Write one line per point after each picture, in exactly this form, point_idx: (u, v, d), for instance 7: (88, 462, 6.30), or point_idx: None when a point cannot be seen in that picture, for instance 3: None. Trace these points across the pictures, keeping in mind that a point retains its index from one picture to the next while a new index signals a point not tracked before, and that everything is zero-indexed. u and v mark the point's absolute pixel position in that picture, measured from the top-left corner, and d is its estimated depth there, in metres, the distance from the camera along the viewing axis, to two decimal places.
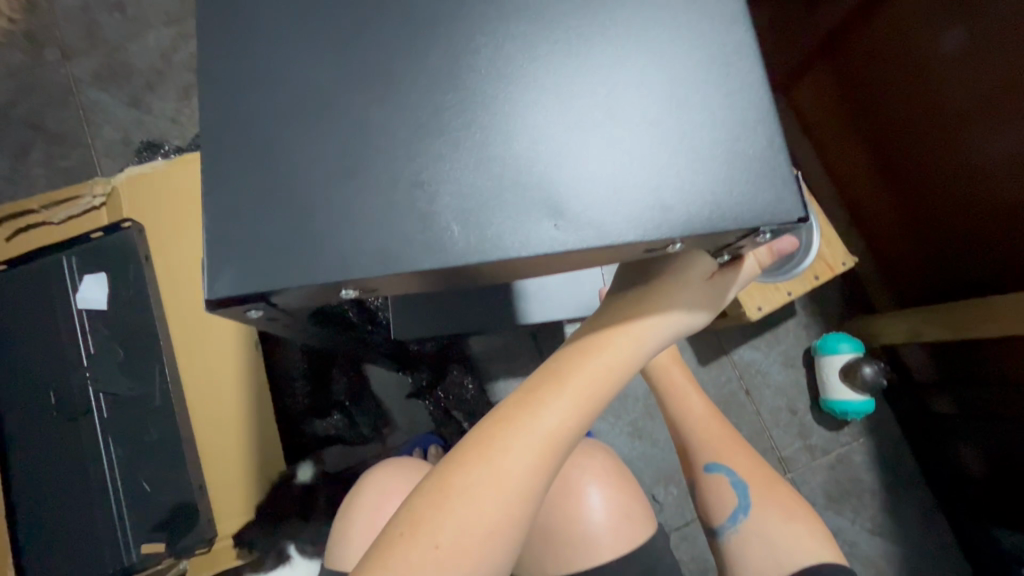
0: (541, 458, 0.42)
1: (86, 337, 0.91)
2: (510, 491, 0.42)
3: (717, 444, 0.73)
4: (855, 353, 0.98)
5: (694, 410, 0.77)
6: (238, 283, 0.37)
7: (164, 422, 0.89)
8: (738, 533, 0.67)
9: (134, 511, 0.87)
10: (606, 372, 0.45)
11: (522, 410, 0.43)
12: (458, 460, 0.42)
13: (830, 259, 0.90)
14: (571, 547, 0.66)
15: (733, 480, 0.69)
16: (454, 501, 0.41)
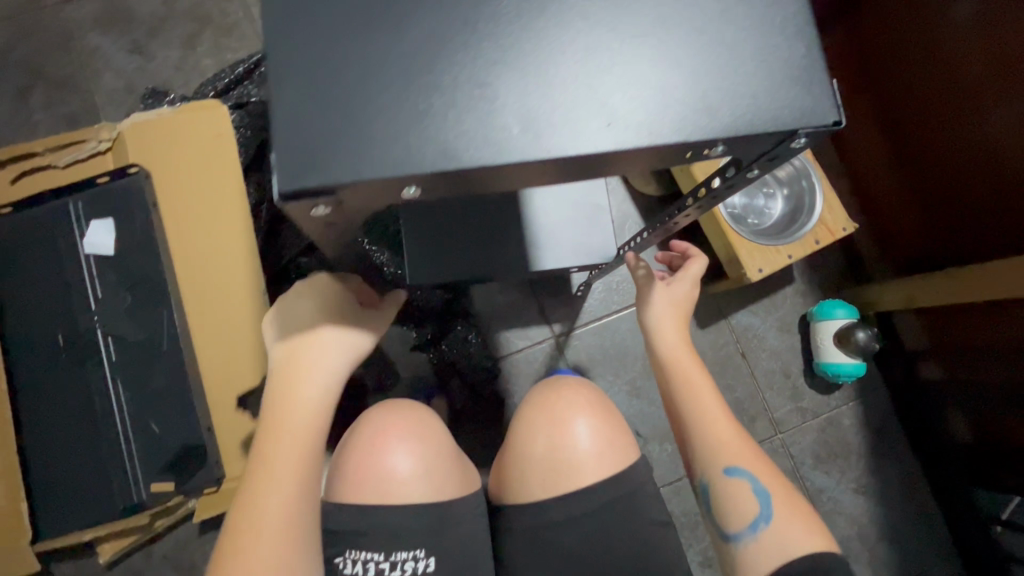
0: (270, 443, 0.54)
1: (94, 281, 0.92)
2: (293, 480, 0.54)
3: (736, 444, 0.62)
4: (850, 319, 1.01)
5: (707, 407, 0.65)
6: (302, 175, 0.34)
7: (173, 366, 0.91)
8: (757, 542, 0.58)
9: (143, 451, 0.89)
10: (329, 381, 0.55)
11: (283, 415, 0.54)
12: (266, 466, 0.53)
13: (831, 223, 0.91)
14: (556, 471, 0.64)
15: (756, 487, 0.60)
16: (273, 496, 0.53)
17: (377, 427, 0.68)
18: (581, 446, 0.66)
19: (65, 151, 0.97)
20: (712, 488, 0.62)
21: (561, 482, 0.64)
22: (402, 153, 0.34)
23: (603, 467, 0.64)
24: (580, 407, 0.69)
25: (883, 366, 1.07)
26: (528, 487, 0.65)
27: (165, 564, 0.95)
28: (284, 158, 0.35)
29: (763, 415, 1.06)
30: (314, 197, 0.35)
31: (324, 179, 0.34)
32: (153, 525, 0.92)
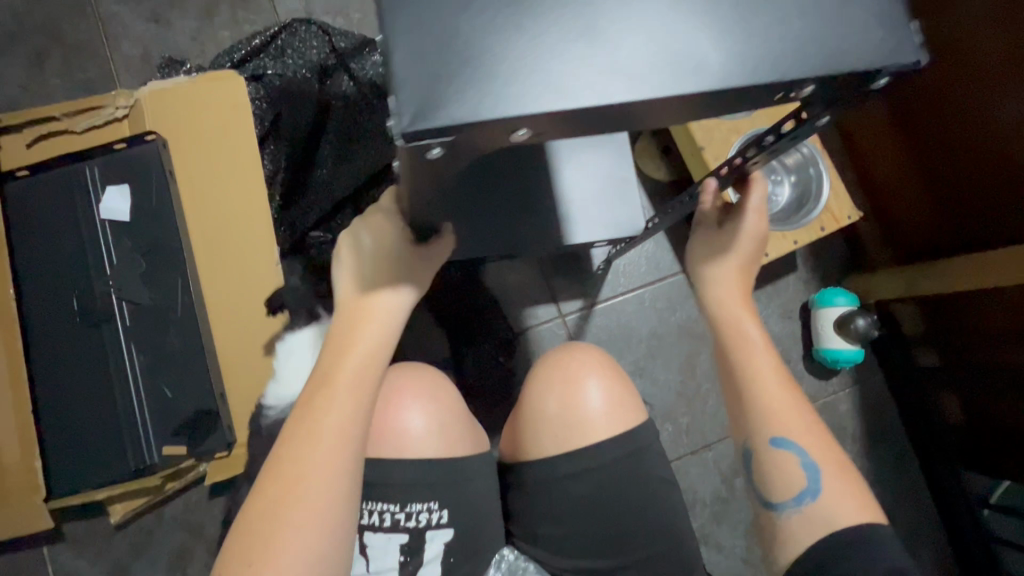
0: (325, 377, 0.51)
1: (110, 246, 0.93)
2: (339, 436, 0.50)
3: (785, 415, 0.58)
4: (850, 306, 1.03)
5: (763, 372, 0.60)
6: (428, 112, 0.35)
7: (187, 331, 0.92)
8: (800, 512, 0.56)
9: (155, 414, 0.90)
10: (381, 331, 0.52)
11: (338, 364, 0.51)
12: (319, 403, 0.50)
13: (836, 211, 0.94)
14: (569, 429, 0.66)
15: (805, 461, 0.57)
16: (326, 440, 0.49)
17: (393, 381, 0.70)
18: (592, 407, 0.67)
19: (81, 117, 0.98)
20: (757, 457, 0.59)
21: (577, 436, 0.66)
22: (523, 94, 0.35)
23: (615, 424, 0.66)
24: (590, 369, 0.70)
25: (880, 352, 1.10)
26: (541, 444, 0.67)
27: (174, 526, 0.97)
28: (400, 100, 0.35)
29: None
30: (432, 138, 0.36)
31: (444, 119, 0.35)
32: (163, 488, 0.94)
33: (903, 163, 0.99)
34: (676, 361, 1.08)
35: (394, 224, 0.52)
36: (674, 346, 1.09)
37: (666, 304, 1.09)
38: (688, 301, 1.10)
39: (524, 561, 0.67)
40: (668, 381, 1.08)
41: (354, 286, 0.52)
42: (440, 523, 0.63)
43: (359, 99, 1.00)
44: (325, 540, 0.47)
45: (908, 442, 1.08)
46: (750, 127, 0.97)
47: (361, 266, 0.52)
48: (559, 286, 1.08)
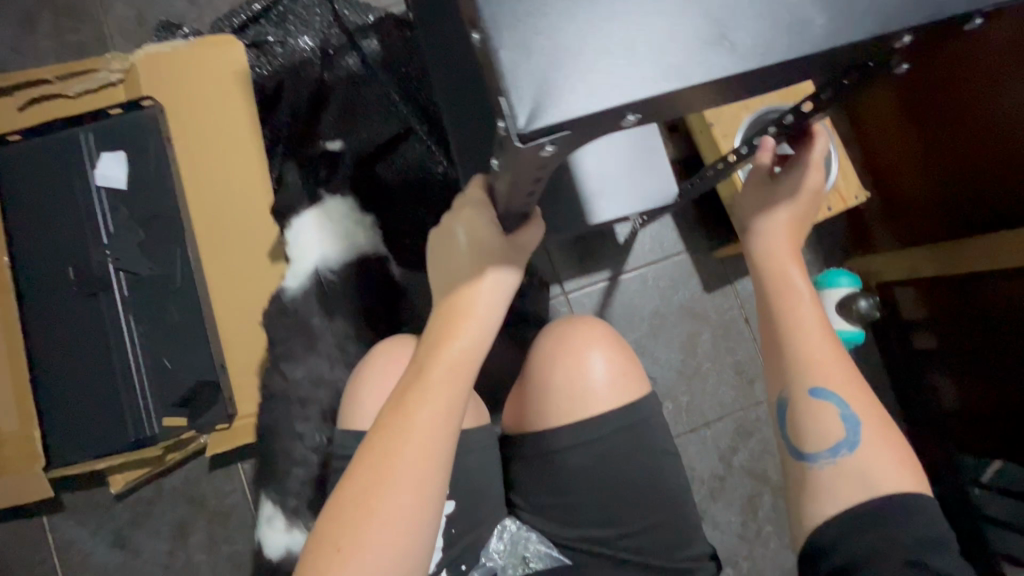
0: (418, 370, 0.49)
1: (106, 214, 0.92)
2: (427, 433, 0.47)
3: (827, 362, 0.53)
4: (853, 288, 1.04)
5: (809, 322, 0.54)
6: (546, 107, 0.34)
7: (187, 303, 0.91)
8: (835, 464, 0.51)
9: (156, 385, 0.90)
10: (475, 327, 0.49)
11: (434, 357, 0.49)
12: (410, 397, 0.48)
13: (844, 191, 0.93)
14: (572, 402, 0.66)
15: (847, 413, 0.52)
16: (414, 436, 0.47)
17: (393, 353, 0.69)
18: (597, 379, 0.67)
19: (75, 80, 0.95)
20: (795, 408, 0.53)
21: (579, 409, 0.66)
22: (641, 80, 0.34)
23: (618, 394, 0.67)
24: (595, 341, 0.70)
25: (879, 333, 1.11)
26: (542, 415, 0.67)
27: (175, 498, 0.97)
28: (517, 99, 0.34)
29: (762, 378, 1.09)
30: (548, 135, 0.34)
31: (564, 112, 0.34)
32: (163, 459, 0.93)
33: (911, 146, 0.98)
34: (678, 340, 1.09)
35: (484, 214, 0.51)
36: (676, 325, 1.09)
37: (669, 284, 1.09)
38: (691, 281, 1.09)
39: (525, 530, 0.67)
40: (668, 360, 1.08)
41: (450, 279, 0.51)
42: None
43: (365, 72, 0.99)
44: (406, 539, 0.45)
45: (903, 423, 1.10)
46: (761, 105, 0.95)
47: (456, 256, 0.50)
48: (563, 264, 1.07)
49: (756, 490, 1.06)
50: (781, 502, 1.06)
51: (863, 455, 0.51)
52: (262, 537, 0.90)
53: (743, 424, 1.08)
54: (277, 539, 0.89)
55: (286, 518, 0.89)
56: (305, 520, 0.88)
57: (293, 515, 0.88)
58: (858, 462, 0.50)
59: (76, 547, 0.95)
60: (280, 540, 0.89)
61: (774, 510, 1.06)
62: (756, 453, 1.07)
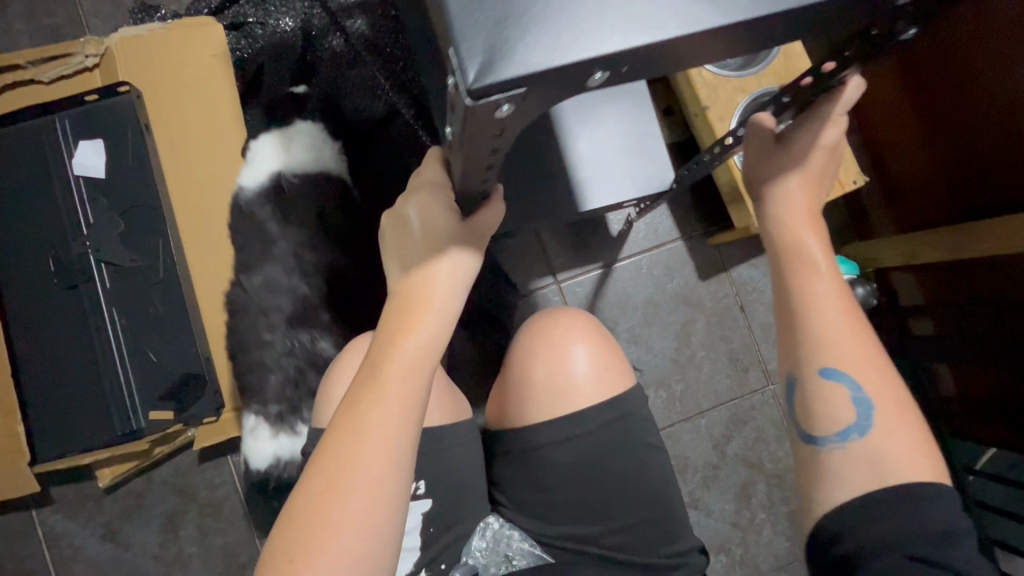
0: (371, 369, 0.48)
1: (85, 204, 0.89)
2: (386, 433, 0.46)
3: (842, 340, 0.49)
4: (849, 275, 1.02)
5: (824, 297, 0.49)
6: (502, 61, 0.31)
7: (170, 295, 0.89)
8: (843, 447, 0.48)
9: (141, 378, 0.88)
10: (431, 319, 0.48)
11: (388, 354, 0.47)
12: (364, 399, 0.46)
13: (842, 175, 0.91)
14: (553, 396, 0.65)
15: (858, 394, 0.48)
16: (368, 439, 0.46)
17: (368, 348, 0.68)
18: (580, 373, 0.66)
19: (48, 65, 0.92)
20: (802, 391, 0.50)
21: (563, 404, 0.65)
22: (601, 35, 0.32)
23: (602, 388, 0.65)
24: (578, 334, 0.68)
25: (875, 320, 1.10)
26: (525, 411, 0.66)
27: (164, 490, 0.96)
28: (468, 54, 0.32)
29: (757, 366, 1.08)
30: (500, 94, 0.32)
31: (523, 66, 0.31)
32: (151, 452, 0.92)
33: (915, 127, 0.94)
34: (672, 328, 1.07)
35: (440, 199, 0.49)
36: (670, 313, 1.07)
37: (662, 271, 1.07)
38: (686, 268, 1.08)
39: (507, 528, 0.67)
40: (662, 348, 1.07)
41: (403, 275, 0.49)
42: (418, 493, 0.62)
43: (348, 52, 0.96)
44: (372, 542, 0.44)
45: None
46: (757, 87, 0.92)
47: (410, 248, 0.48)
48: (555, 252, 1.05)
49: (750, 478, 1.06)
50: (774, 490, 1.06)
51: (875, 439, 0.47)
52: (246, 447, 0.89)
53: (737, 412, 1.07)
54: (263, 445, 0.87)
55: (271, 425, 0.88)
56: (291, 423, 0.87)
57: (277, 421, 0.87)
58: (869, 447, 0.47)
59: (66, 540, 0.94)
60: (266, 447, 0.87)
61: (767, 498, 1.06)
62: (750, 441, 1.07)
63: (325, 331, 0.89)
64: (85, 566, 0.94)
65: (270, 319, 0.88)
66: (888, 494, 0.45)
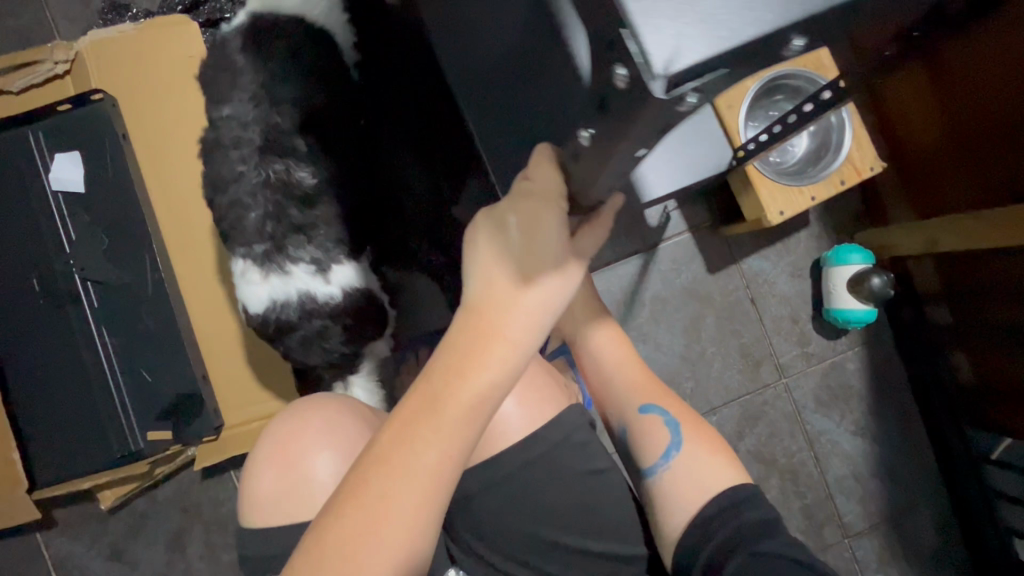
0: (430, 398, 0.45)
1: (66, 221, 0.85)
2: (434, 471, 0.46)
3: (642, 389, 0.75)
4: (864, 264, 0.98)
5: (619, 364, 0.78)
6: (700, 39, 0.29)
7: (161, 312, 0.86)
8: (670, 471, 0.68)
9: (136, 399, 0.85)
10: (508, 356, 0.45)
11: (456, 387, 0.45)
12: (419, 430, 0.45)
13: (858, 162, 0.86)
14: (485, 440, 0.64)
15: (666, 420, 0.72)
16: (415, 477, 0.45)
17: (283, 422, 0.64)
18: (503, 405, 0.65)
19: (16, 74, 0.87)
20: (631, 431, 0.74)
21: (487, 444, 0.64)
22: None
23: (529, 416, 0.66)
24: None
25: (892, 311, 1.06)
26: None
27: (169, 509, 0.95)
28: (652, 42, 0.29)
29: (769, 360, 1.05)
30: (690, 81, 0.30)
31: (725, 41, 0.29)
32: (152, 473, 0.90)
33: (938, 116, 0.87)
34: (681, 325, 1.04)
35: (550, 213, 0.45)
36: (678, 309, 1.04)
37: (670, 266, 1.03)
38: (694, 262, 1.04)
39: None
40: (671, 346, 1.04)
41: (485, 296, 0.45)
42: None
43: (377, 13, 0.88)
44: (402, 565, 0.45)
45: (915, 401, 1.06)
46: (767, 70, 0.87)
47: (505, 263, 0.45)
48: None
49: (764, 474, 1.04)
50: (789, 486, 1.04)
51: (685, 449, 0.69)
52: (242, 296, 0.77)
53: (750, 408, 1.04)
54: (260, 292, 0.75)
55: (261, 267, 0.75)
56: (280, 261, 0.75)
57: (265, 261, 0.75)
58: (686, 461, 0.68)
59: (73, 561, 0.93)
60: (264, 288, 0.75)
61: (781, 493, 1.04)
62: (764, 436, 1.04)
63: (301, 161, 0.76)
64: None
65: (241, 149, 0.75)
66: (728, 501, 0.63)
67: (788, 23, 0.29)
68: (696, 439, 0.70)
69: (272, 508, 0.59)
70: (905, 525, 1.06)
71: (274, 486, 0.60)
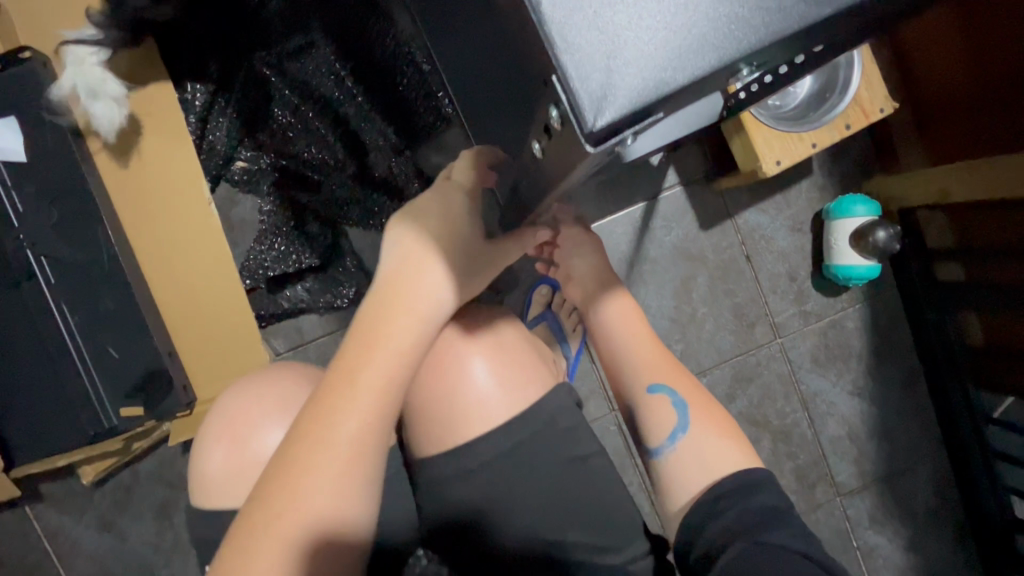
0: (350, 358, 0.48)
1: (9, 194, 0.80)
2: (362, 424, 0.47)
3: (657, 367, 0.69)
4: (870, 217, 0.91)
5: (637, 334, 0.71)
6: (628, 95, 0.28)
7: (119, 287, 0.82)
8: (675, 454, 0.64)
9: (105, 376, 0.83)
10: (419, 322, 0.49)
11: (370, 355, 0.48)
12: (342, 386, 0.47)
13: (867, 103, 0.77)
14: (464, 421, 0.59)
15: (675, 400, 0.66)
16: (342, 428, 0.46)
17: (235, 409, 0.60)
18: (482, 392, 0.60)
19: None
20: (638, 408, 0.68)
21: (460, 431, 0.59)
22: (724, 41, 0.28)
23: (513, 402, 0.60)
24: (478, 343, 0.62)
25: (896, 266, 0.98)
26: (427, 435, 0.60)
27: (152, 482, 0.95)
28: (581, 88, 0.29)
29: (764, 320, 1.00)
30: (628, 127, 0.29)
31: (653, 91, 0.28)
32: (130, 448, 0.89)
33: (963, 57, 0.78)
34: (670, 286, 0.98)
35: (458, 213, 0.50)
36: (668, 270, 0.98)
37: (659, 223, 0.97)
38: (685, 218, 0.97)
39: None
40: (661, 308, 0.98)
41: (396, 267, 0.50)
42: None
43: (354, 16, 0.85)
44: (330, 525, 0.47)
45: (917, 360, 1.01)
46: None
47: (416, 241, 0.49)
48: None
49: (755, 436, 1.01)
50: (781, 447, 1.02)
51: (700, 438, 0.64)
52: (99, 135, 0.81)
53: (743, 370, 1.00)
54: None
55: None
56: None
57: None
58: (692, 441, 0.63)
59: (63, 534, 0.94)
60: (78, 81, 0.78)
61: (772, 455, 1.02)
62: (756, 399, 1.01)
63: None
64: (87, 555, 0.95)
65: None
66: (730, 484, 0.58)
67: (722, 59, 0.28)
68: (710, 424, 0.64)
69: (222, 488, 0.57)
70: (900, 485, 1.03)
71: (222, 471, 0.58)
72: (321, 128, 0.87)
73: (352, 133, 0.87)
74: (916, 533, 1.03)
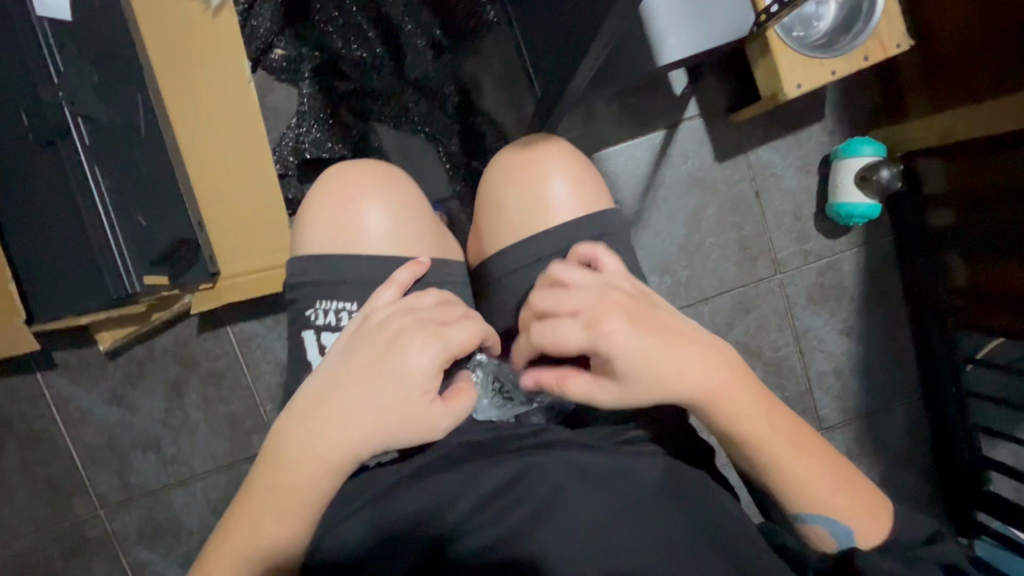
0: (274, 459, 0.51)
1: (52, 49, 0.76)
2: (276, 519, 0.50)
3: (809, 495, 0.52)
4: (876, 157, 0.96)
5: (775, 458, 0.52)
6: None
7: (154, 152, 0.83)
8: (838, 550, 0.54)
9: (133, 243, 0.80)
10: (318, 463, 0.50)
11: (277, 466, 0.50)
12: (262, 481, 0.51)
13: (885, 38, 0.82)
14: (535, 217, 0.67)
15: (837, 530, 0.52)
16: (255, 518, 0.50)
17: (313, 218, 0.66)
18: (555, 191, 0.67)
19: None
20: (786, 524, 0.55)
21: (537, 221, 0.66)
22: None
23: (577, 201, 0.67)
24: (550, 161, 0.69)
25: (892, 208, 1.05)
26: (500, 235, 0.68)
27: (166, 359, 0.97)
28: None
29: (767, 255, 1.05)
30: None
31: None
32: (150, 318, 0.91)
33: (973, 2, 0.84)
34: (682, 214, 1.03)
35: (388, 355, 0.53)
36: (681, 198, 1.02)
37: (677, 151, 1.01)
38: (702, 149, 1.01)
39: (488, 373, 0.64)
40: (671, 234, 1.03)
41: (324, 382, 0.53)
42: None
43: None
44: None
45: (905, 305, 1.08)
46: None
47: (341, 366, 0.54)
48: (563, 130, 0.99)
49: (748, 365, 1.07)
50: (772, 377, 1.08)
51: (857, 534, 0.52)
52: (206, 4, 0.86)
53: (742, 300, 1.05)
54: None
55: None
56: None
57: None
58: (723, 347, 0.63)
59: (74, 403, 0.96)
60: None
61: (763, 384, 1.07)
62: (752, 329, 1.06)
63: None
64: (96, 427, 0.97)
65: None
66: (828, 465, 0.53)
67: None
68: (855, 520, 0.52)
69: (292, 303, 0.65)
70: (877, 423, 1.10)
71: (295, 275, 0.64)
72: (364, 24, 0.88)
73: (393, 30, 0.89)
74: (889, 469, 1.10)
